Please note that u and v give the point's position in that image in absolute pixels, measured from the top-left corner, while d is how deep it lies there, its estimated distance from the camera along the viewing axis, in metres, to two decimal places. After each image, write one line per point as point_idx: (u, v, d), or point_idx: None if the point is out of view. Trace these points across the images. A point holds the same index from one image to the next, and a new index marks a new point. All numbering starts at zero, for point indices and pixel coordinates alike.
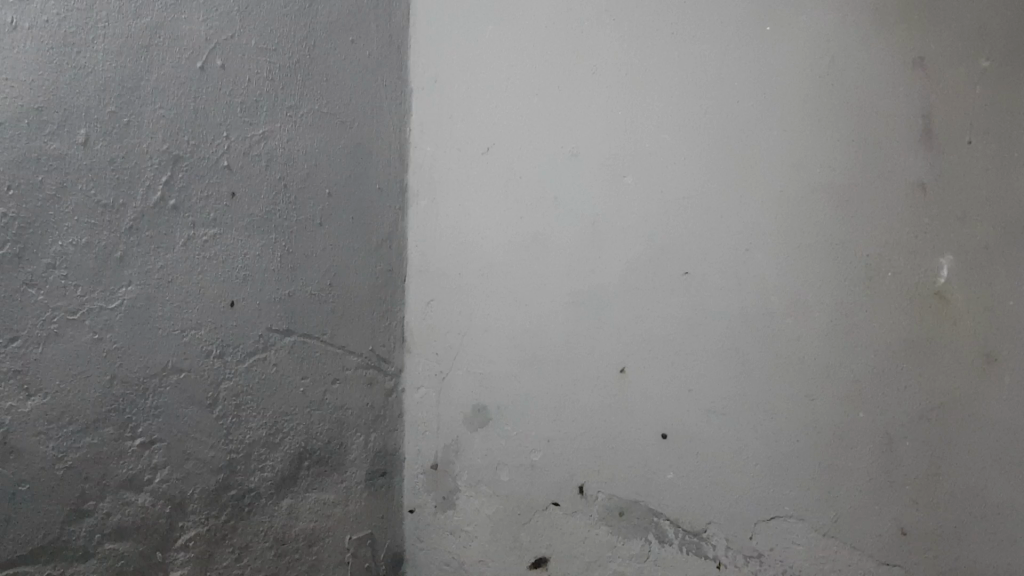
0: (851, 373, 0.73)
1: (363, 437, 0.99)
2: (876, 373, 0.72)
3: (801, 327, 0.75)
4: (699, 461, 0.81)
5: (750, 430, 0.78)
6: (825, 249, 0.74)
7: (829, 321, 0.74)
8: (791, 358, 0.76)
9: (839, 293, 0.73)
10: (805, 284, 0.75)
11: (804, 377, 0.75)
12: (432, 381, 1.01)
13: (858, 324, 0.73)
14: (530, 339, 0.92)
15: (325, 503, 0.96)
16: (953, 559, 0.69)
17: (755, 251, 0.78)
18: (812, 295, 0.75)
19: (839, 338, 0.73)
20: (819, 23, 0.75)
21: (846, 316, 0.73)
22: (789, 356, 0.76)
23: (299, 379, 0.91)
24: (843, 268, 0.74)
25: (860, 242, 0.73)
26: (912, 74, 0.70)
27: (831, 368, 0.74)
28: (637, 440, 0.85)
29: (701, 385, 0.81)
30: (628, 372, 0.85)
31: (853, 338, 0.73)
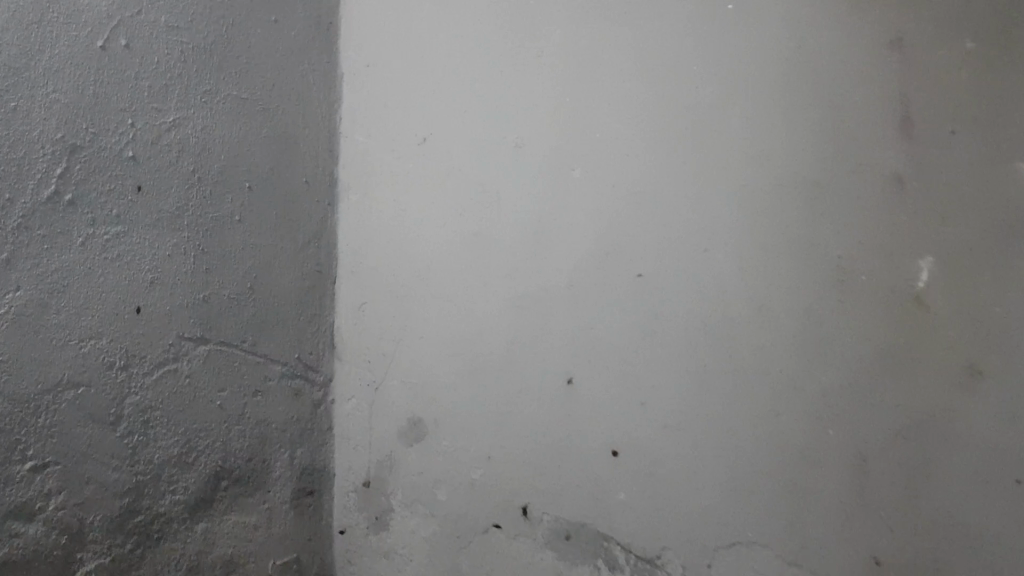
0: (820, 387, 0.67)
1: (287, 454, 0.91)
2: (846, 385, 0.66)
3: (766, 337, 0.70)
4: (653, 481, 0.75)
5: (714, 448, 0.72)
6: (791, 248, 0.69)
7: (797, 330, 0.69)
8: (756, 371, 0.70)
9: (809, 299, 0.68)
10: (768, 287, 0.70)
11: (766, 388, 0.70)
12: (364, 392, 0.93)
13: (828, 330, 0.67)
14: (469, 348, 0.85)
15: (245, 526, 0.88)
16: None
17: (714, 251, 0.72)
18: (777, 301, 0.70)
19: (807, 349, 0.68)
20: (779, 21, 0.71)
21: (814, 322, 0.68)
22: (751, 367, 0.71)
23: (215, 392, 0.83)
24: (810, 270, 0.68)
25: (829, 241, 0.68)
26: (885, 71, 0.66)
27: (797, 379, 0.68)
28: (586, 457, 0.79)
29: (655, 398, 0.75)
30: (575, 384, 0.79)
31: (822, 348, 0.67)
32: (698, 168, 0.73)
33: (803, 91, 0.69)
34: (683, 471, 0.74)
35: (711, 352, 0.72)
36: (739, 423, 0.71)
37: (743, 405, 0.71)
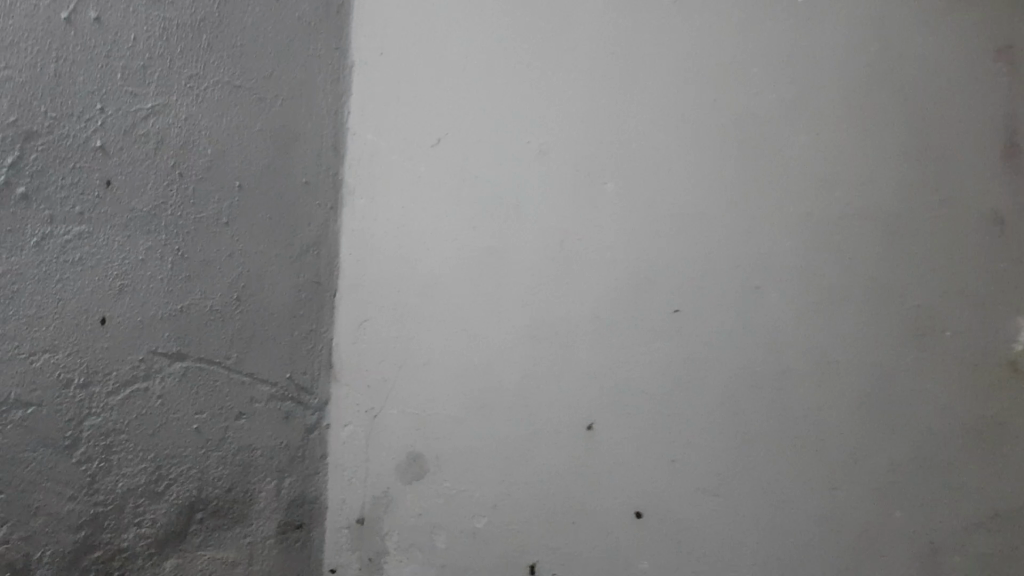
0: (887, 462, 0.59)
1: (274, 484, 0.81)
2: (919, 454, 0.58)
3: (823, 398, 0.60)
4: (683, 552, 0.64)
5: (751, 521, 0.62)
6: (862, 291, 0.60)
7: (862, 393, 0.60)
8: (811, 433, 0.61)
9: (872, 360, 0.60)
10: (830, 335, 0.61)
11: (821, 454, 0.60)
12: (362, 419, 0.83)
13: (898, 388, 0.59)
14: (477, 380, 0.75)
15: (222, 564, 0.78)
16: None
17: (766, 289, 0.62)
18: (839, 353, 0.60)
19: (869, 417, 0.59)
20: (853, 32, 0.62)
21: (884, 378, 0.59)
22: (805, 427, 0.61)
23: (191, 414, 0.74)
24: (884, 320, 0.60)
25: (913, 287, 0.59)
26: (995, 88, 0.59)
27: (858, 445, 0.59)
28: (608, 516, 0.68)
29: (688, 455, 0.64)
30: (596, 431, 0.68)
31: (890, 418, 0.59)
32: (751, 193, 0.63)
33: (879, 116, 0.61)
34: (716, 543, 0.63)
35: (756, 409, 0.62)
36: (786, 493, 0.61)
37: (789, 472, 0.61)
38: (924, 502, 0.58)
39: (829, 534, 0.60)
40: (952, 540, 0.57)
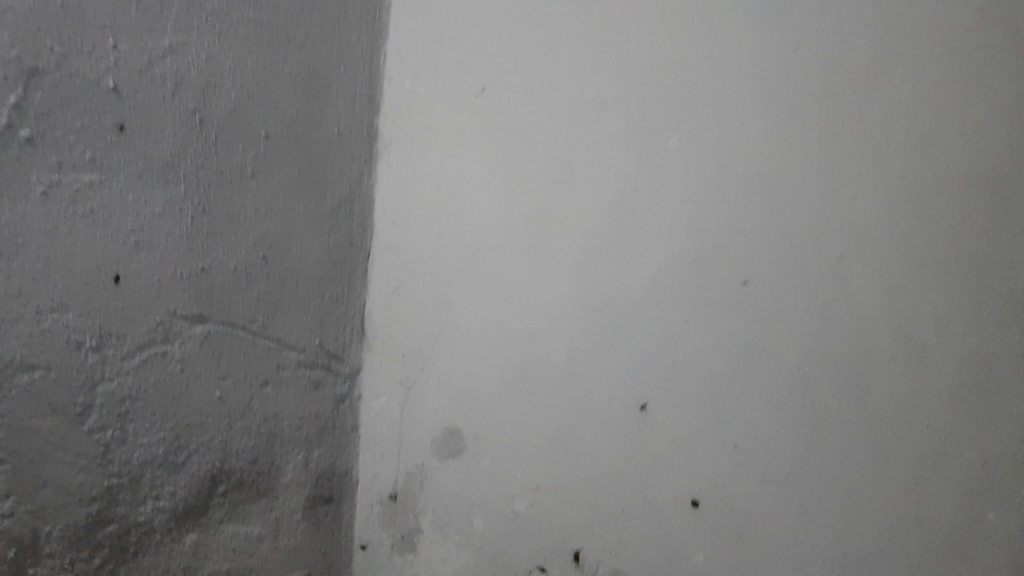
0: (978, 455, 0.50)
1: (302, 456, 0.77)
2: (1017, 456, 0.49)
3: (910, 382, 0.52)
4: (744, 547, 0.58)
5: (824, 519, 0.55)
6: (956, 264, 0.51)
7: (953, 377, 0.51)
8: (896, 426, 0.53)
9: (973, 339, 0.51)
10: (920, 316, 0.52)
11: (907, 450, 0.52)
12: (396, 390, 0.78)
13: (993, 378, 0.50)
14: (521, 353, 0.69)
15: (245, 540, 0.73)
16: None
17: (850, 261, 0.54)
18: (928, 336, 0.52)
19: (964, 403, 0.51)
20: None
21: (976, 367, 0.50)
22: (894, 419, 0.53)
23: (214, 381, 0.69)
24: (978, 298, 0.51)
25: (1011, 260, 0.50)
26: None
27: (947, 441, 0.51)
28: (662, 504, 0.62)
29: (752, 442, 0.58)
30: (649, 413, 0.62)
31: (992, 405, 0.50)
32: (831, 145, 0.55)
33: (980, 48, 0.51)
34: (779, 538, 0.57)
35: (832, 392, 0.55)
36: (862, 487, 0.54)
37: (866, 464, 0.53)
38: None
39: (917, 535, 0.52)
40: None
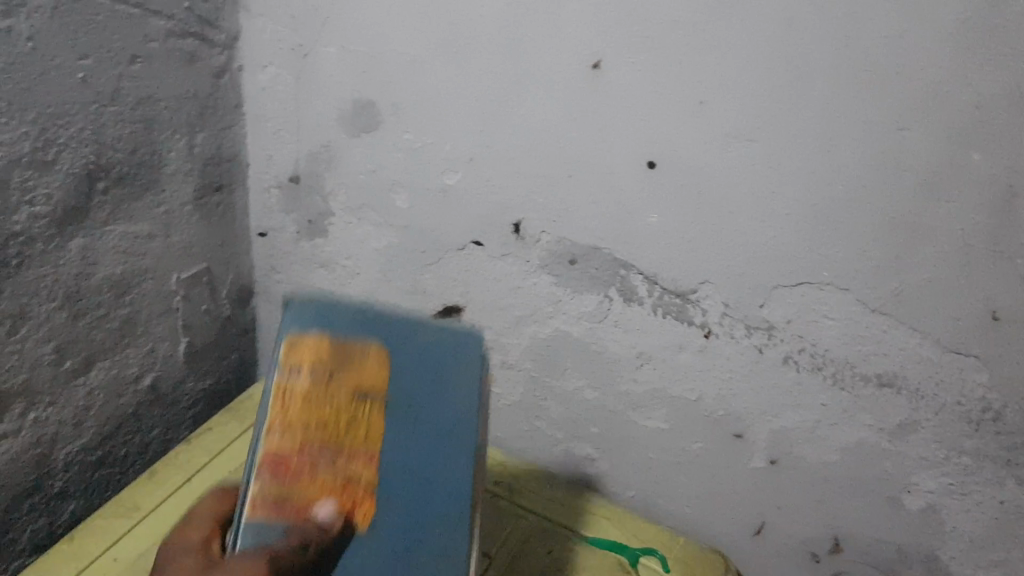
0: (972, 96, 0.46)
1: (185, 141, 0.68)
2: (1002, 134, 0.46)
3: (916, 38, 0.46)
4: (698, 204, 0.57)
5: (796, 173, 0.52)
6: None
7: (959, 26, 0.45)
8: (884, 90, 0.48)
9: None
10: None
11: (889, 106, 0.48)
12: (287, 61, 0.69)
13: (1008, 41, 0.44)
14: (447, 11, 0.60)
15: (135, 239, 0.66)
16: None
17: None
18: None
19: (959, 42, 0.45)
20: None
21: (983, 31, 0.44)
22: (880, 84, 0.48)
23: (74, 61, 0.56)
24: None
25: None
26: None
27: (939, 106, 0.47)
28: (616, 170, 0.59)
29: (719, 97, 0.53)
30: (602, 71, 0.56)
31: (990, 40, 0.44)
32: None
33: None
34: (744, 192, 0.55)
35: (814, 40, 0.49)
36: (839, 138, 0.50)
37: (846, 115, 0.49)
38: (1011, 142, 0.46)
39: (886, 201, 0.50)
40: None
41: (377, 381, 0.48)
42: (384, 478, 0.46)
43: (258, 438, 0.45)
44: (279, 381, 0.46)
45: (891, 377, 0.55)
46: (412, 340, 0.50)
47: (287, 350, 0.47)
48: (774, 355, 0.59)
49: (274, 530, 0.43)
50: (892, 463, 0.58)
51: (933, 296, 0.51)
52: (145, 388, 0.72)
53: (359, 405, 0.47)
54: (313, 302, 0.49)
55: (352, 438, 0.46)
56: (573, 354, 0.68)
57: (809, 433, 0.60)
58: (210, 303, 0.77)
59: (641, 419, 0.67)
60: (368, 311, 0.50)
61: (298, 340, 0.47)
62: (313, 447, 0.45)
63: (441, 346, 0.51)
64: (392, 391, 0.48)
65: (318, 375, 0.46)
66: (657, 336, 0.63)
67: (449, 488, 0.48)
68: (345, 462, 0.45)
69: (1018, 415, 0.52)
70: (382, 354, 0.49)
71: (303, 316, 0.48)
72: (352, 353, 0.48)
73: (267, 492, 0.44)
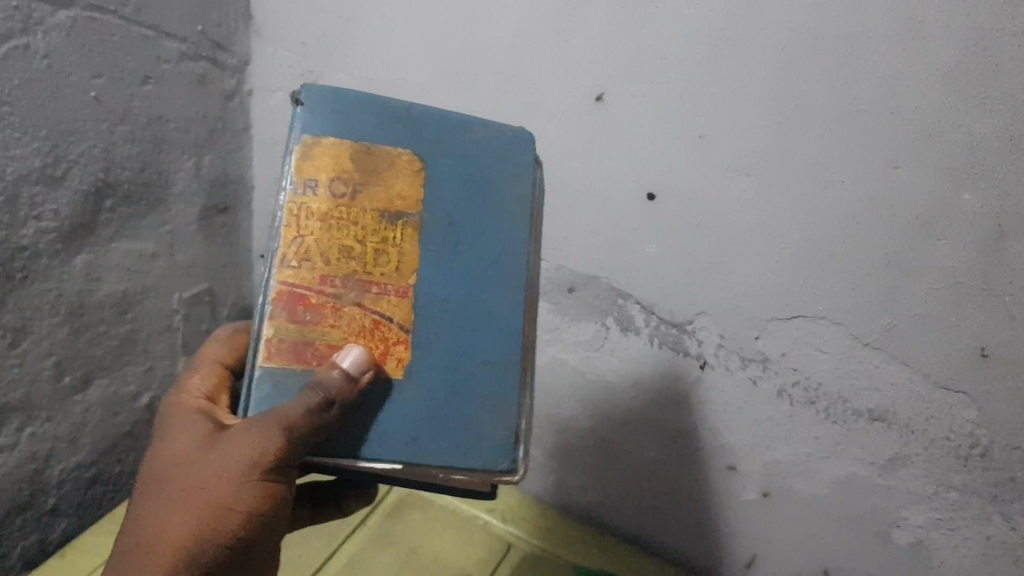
0: (965, 137, 0.47)
1: (192, 161, 0.69)
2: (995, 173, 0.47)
3: (911, 79, 0.47)
4: (696, 236, 0.58)
5: (793, 208, 0.54)
6: None
7: (951, 68, 0.46)
8: (879, 129, 0.49)
9: (977, 17, 0.45)
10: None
11: (883, 142, 0.49)
12: (295, 85, 0.71)
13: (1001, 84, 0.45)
14: (455, 41, 0.61)
15: (138, 257, 0.66)
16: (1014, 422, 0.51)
17: None
18: (941, 34, 0.46)
19: (952, 85, 0.46)
20: None
21: (976, 74, 0.45)
22: (875, 122, 0.49)
23: (87, 79, 0.57)
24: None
25: None
26: None
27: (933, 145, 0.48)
28: (616, 200, 0.60)
29: (719, 131, 0.54)
30: (606, 103, 0.58)
31: (982, 83, 0.45)
32: None
33: None
34: (741, 225, 0.56)
35: (813, 79, 0.50)
36: (836, 175, 0.51)
37: (843, 152, 0.51)
38: (1003, 182, 0.47)
39: (881, 238, 0.51)
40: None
41: (411, 197, 0.45)
42: (423, 318, 0.45)
43: (273, 266, 0.43)
44: (294, 197, 0.43)
45: (883, 412, 0.56)
46: (454, 147, 0.47)
47: (304, 151, 0.44)
48: (768, 387, 0.60)
49: (292, 383, 0.42)
50: (883, 497, 0.58)
51: (926, 332, 0.52)
52: (141, 407, 0.72)
53: (387, 226, 0.44)
54: (331, 92, 0.45)
55: (381, 263, 0.44)
56: (570, 382, 0.69)
57: (802, 466, 0.61)
58: (210, 323, 0.78)
59: (635, 448, 0.68)
60: (390, 107, 0.46)
61: (315, 145, 0.44)
62: (339, 277, 0.43)
63: (485, 151, 0.47)
64: (427, 209, 0.45)
65: (340, 187, 0.44)
66: (653, 365, 0.64)
67: (495, 329, 0.46)
68: (371, 293, 0.44)
69: (1006, 451, 0.52)
70: (416, 161, 0.45)
71: (319, 111, 0.44)
72: (381, 162, 0.45)
73: (286, 332, 0.42)
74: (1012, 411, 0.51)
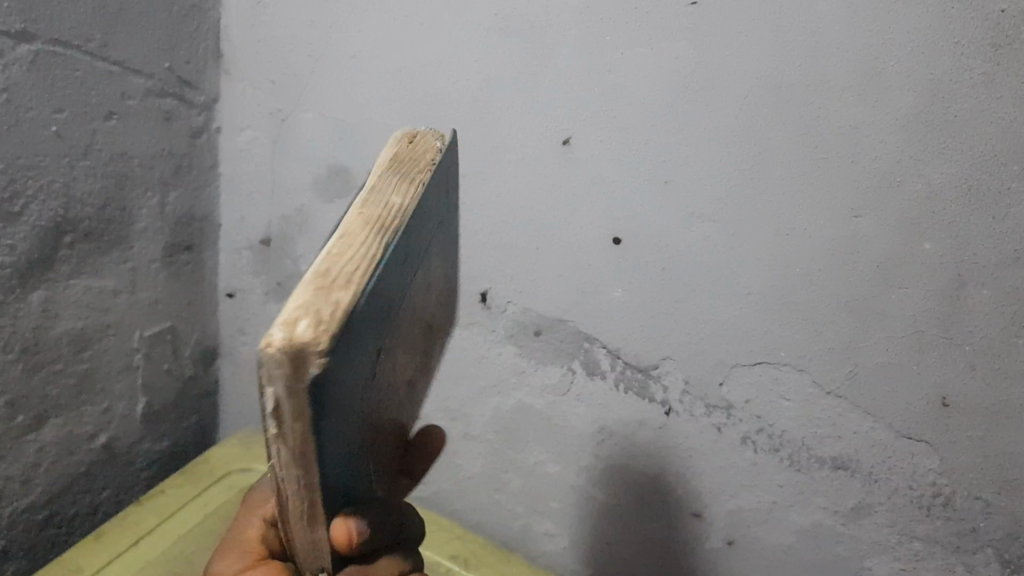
0: (925, 186, 0.47)
1: (156, 199, 0.68)
2: (953, 223, 0.47)
3: (872, 129, 0.48)
4: (660, 282, 0.58)
5: (757, 256, 0.54)
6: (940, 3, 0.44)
7: (911, 118, 0.47)
8: (841, 179, 0.49)
9: (935, 68, 0.45)
10: (883, 49, 0.46)
11: (844, 190, 0.50)
12: (264, 125, 0.71)
13: (959, 131, 0.46)
14: (423, 82, 0.62)
15: (99, 294, 0.66)
16: (978, 471, 0.52)
17: None
18: (901, 84, 0.46)
19: (913, 135, 0.47)
20: None
21: (935, 124, 0.46)
22: (836, 172, 0.49)
23: (48, 113, 0.56)
24: (953, 41, 0.45)
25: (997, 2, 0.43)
26: None
27: (890, 192, 0.48)
28: (582, 243, 0.60)
29: (682, 176, 0.54)
30: (572, 147, 0.58)
31: (940, 133, 0.46)
32: None
33: None
34: (706, 272, 0.56)
35: (774, 126, 0.50)
36: (798, 222, 0.52)
37: (806, 202, 0.51)
38: (962, 232, 0.47)
39: (839, 285, 0.52)
40: (988, 273, 0.47)
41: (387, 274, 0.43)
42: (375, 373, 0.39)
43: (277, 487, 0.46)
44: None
45: (846, 460, 0.56)
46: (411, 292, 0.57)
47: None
48: (733, 434, 0.60)
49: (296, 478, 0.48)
50: (847, 547, 0.58)
51: (888, 381, 0.52)
52: (97, 448, 0.71)
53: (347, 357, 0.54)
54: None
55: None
56: (534, 427, 0.68)
57: (766, 514, 0.60)
58: (172, 363, 0.76)
59: (601, 495, 0.67)
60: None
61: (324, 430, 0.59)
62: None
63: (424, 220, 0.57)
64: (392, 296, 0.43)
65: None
66: (619, 411, 0.64)
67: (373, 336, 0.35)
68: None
69: (968, 501, 0.53)
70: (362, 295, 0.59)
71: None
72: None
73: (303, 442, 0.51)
74: (973, 459, 0.52)
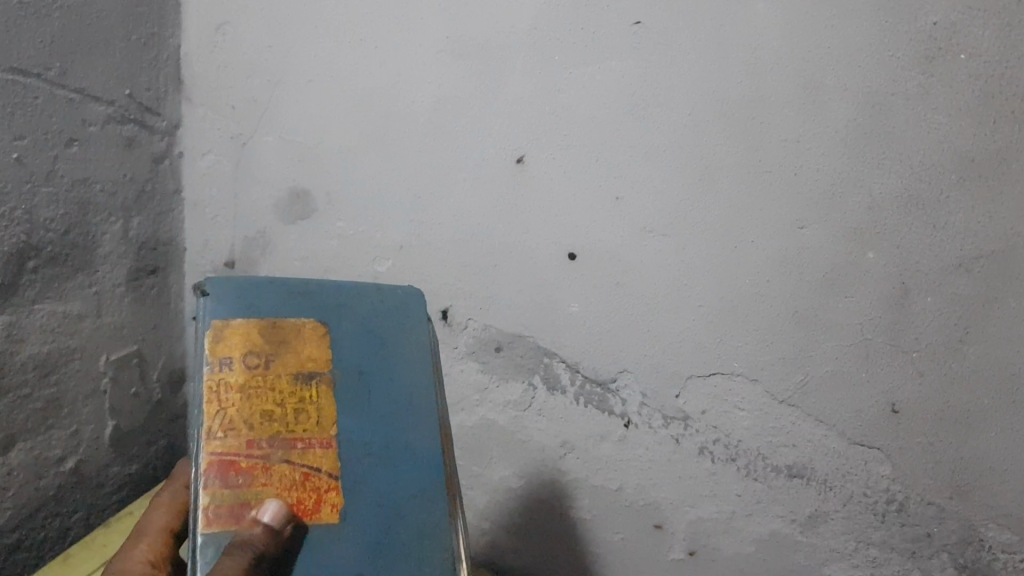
0: (866, 199, 0.48)
1: (120, 223, 0.69)
2: (893, 233, 0.48)
3: (811, 143, 0.49)
4: (614, 296, 0.59)
5: (707, 270, 0.55)
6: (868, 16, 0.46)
7: (849, 130, 0.48)
8: (785, 192, 0.51)
9: (872, 81, 0.47)
10: (816, 65, 0.48)
11: (787, 202, 0.51)
12: (226, 149, 0.72)
13: (898, 141, 0.47)
14: (379, 104, 0.63)
15: (64, 318, 0.66)
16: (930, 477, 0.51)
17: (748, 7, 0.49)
18: (838, 97, 0.48)
19: (852, 147, 0.48)
20: None
21: (874, 136, 0.47)
22: (780, 185, 0.51)
23: (8, 142, 0.57)
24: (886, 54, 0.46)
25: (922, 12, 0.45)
26: None
27: (829, 203, 0.50)
28: (538, 259, 0.61)
29: (633, 193, 0.56)
30: (526, 165, 0.59)
31: (879, 145, 0.47)
32: None
33: None
34: (658, 284, 0.57)
35: (718, 143, 0.52)
36: (746, 235, 0.53)
37: (749, 217, 0.52)
38: (904, 239, 0.48)
39: (783, 294, 0.53)
40: (931, 280, 0.48)
41: (322, 358, 0.48)
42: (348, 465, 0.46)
43: (199, 443, 0.44)
44: (209, 374, 0.45)
45: (801, 468, 0.56)
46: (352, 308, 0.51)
47: (214, 333, 0.46)
48: (690, 445, 0.60)
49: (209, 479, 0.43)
50: (806, 555, 0.57)
51: (839, 391, 0.52)
52: (66, 472, 0.70)
53: (304, 385, 0.47)
54: (233, 282, 0.49)
55: (305, 420, 0.46)
56: (497, 443, 0.69)
57: (727, 523, 0.60)
58: (140, 386, 0.76)
59: (569, 511, 0.67)
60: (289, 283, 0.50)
61: (224, 325, 0.47)
62: (265, 439, 0.45)
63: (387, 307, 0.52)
64: (341, 361, 0.49)
65: (250, 359, 0.47)
66: (580, 425, 0.64)
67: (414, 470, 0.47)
68: (298, 449, 0.45)
69: (922, 506, 0.52)
70: (319, 326, 0.49)
71: (225, 300, 0.48)
72: (288, 332, 0.48)
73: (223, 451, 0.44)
74: (922, 465, 0.51)
